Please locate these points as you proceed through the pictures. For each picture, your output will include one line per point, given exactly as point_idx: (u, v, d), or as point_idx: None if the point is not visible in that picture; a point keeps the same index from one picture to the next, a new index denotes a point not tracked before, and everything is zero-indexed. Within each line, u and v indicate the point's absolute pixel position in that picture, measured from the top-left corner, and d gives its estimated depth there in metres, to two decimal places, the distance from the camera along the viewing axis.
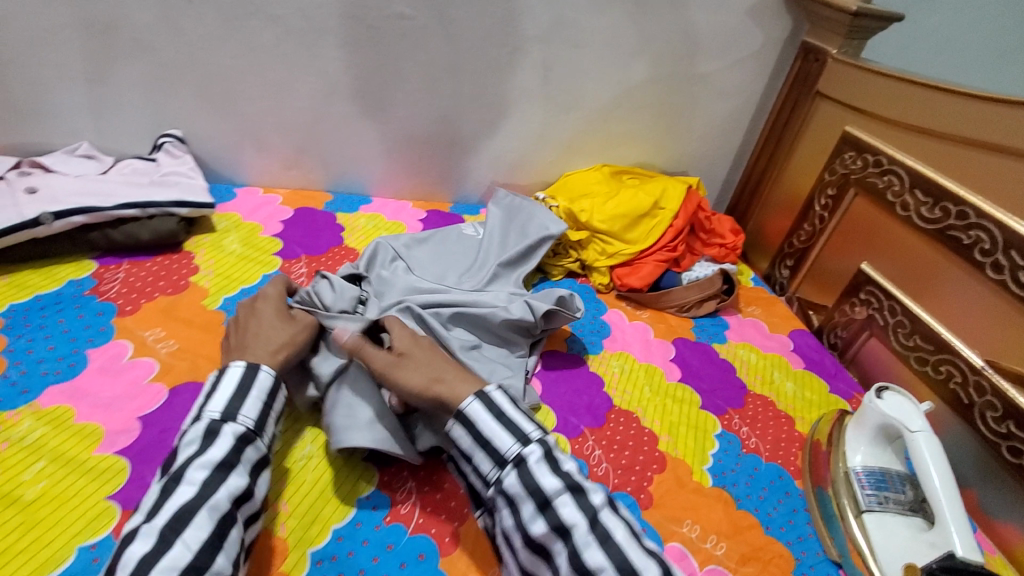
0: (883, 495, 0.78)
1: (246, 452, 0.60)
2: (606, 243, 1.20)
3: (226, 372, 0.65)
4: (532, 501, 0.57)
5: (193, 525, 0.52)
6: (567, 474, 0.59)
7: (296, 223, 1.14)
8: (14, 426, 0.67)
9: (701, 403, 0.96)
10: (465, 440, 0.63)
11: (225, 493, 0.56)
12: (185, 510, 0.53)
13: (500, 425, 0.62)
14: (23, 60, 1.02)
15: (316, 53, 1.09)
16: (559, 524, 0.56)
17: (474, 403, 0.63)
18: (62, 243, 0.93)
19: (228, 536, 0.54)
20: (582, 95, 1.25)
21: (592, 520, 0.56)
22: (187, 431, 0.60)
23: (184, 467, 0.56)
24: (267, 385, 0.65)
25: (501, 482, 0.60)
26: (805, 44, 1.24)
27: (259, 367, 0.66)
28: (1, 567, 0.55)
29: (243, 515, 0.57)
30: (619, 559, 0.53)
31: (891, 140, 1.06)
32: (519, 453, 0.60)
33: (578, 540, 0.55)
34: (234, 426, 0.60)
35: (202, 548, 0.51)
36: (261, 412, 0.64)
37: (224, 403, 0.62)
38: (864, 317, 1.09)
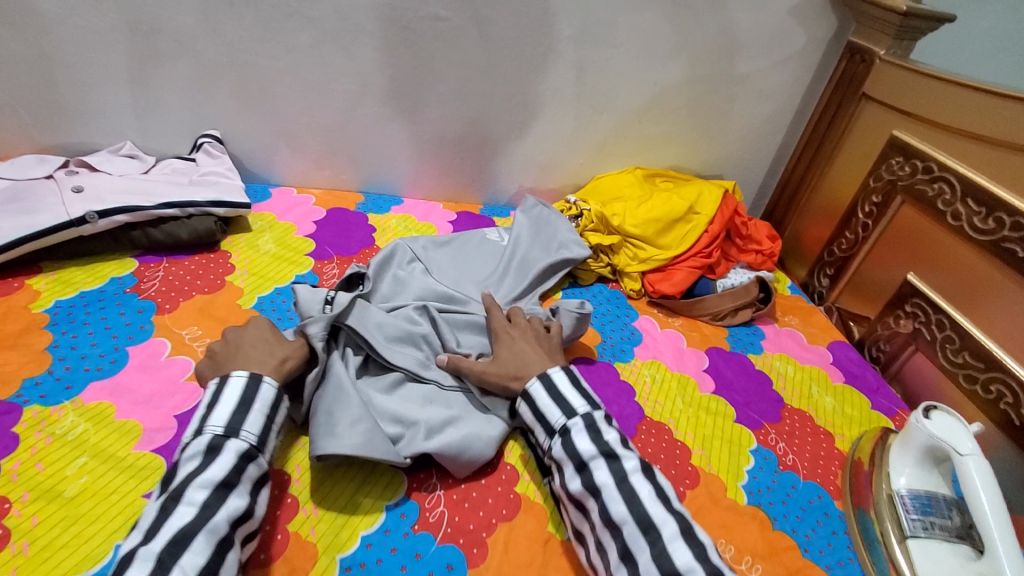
0: (928, 520, 0.74)
1: (247, 470, 0.61)
2: (638, 247, 1.17)
3: (228, 384, 0.65)
4: (572, 464, 0.65)
5: (191, 550, 0.53)
6: (604, 442, 0.66)
7: (329, 224, 1.15)
8: (57, 421, 0.69)
9: (736, 416, 0.93)
10: (526, 415, 0.73)
11: (224, 515, 0.56)
12: (184, 533, 0.53)
13: (552, 400, 0.71)
14: (71, 62, 1.05)
15: (351, 54, 1.10)
16: (592, 484, 0.63)
17: (535, 384, 0.72)
18: (105, 241, 0.95)
19: (226, 560, 0.54)
20: (617, 96, 1.23)
21: (621, 481, 0.62)
22: (188, 446, 0.61)
23: (183, 486, 0.56)
24: (269, 399, 0.66)
25: (551, 449, 0.69)
26: (851, 45, 1.20)
27: (262, 379, 0.67)
28: (44, 561, 0.56)
29: (240, 537, 0.58)
30: (640, 514, 0.59)
31: (942, 145, 1.00)
32: (564, 424, 0.68)
33: (606, 496, 0.61)
34: (236, 443, 0.61)
35: (198, 574, 0.52)
36: (263, 427, 0.65)
37: (226, 417, 0.63)
38: (909, 331, 1.04)
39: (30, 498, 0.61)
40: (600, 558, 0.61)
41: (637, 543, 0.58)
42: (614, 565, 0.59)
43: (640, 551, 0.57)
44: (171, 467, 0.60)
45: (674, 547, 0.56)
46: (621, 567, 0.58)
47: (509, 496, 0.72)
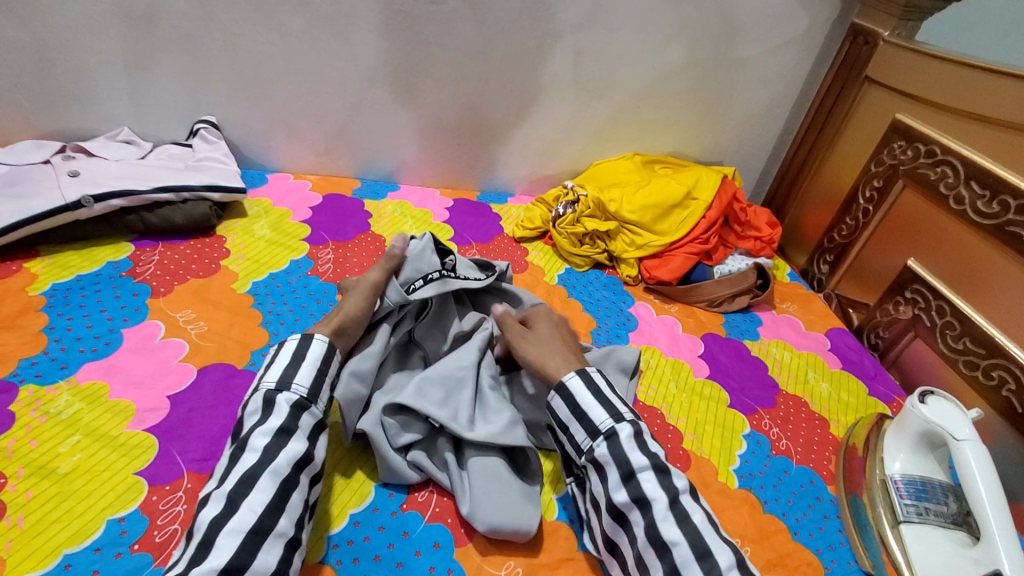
0: (922, 506, 0.73)
1: (303, 419, 0.63)
2: (635, 234, 1.16)
3: (282, 347, 0.68)
4: (618, 471, 0.63)
5: (256, 489, 0.56)
6: (654, 454, 0.63)
7: (325, 209, 1.15)
8: (52, 400, 0.70)
9: (730, 402, 0.92)
10: (562, 411, 0.69)
11: (284, 458, 0.58)
12: (250, 474, 0.56)
13: (597, 402, 0.68)
14: (67, 48, 1.05)
15: (347, 39, 1.09)
16: (640, 496, 0.61)
17: (574, 378, 0.70)
18: (101, 225, 0.96)
19: (290, 498, 0.57)
20: (615, 81, 1.22)
21: (673, 499, 0.60)
22: (247, 403, 0.63)
23: (247, 435, 0.59)
24: (319, 353, 0.68)
25: (593, 451, 0.66)
26: (854, 26, 1.17)
27: (313, 337, 0.70)
28: (37, 535, 0.57)
29: (307, 475, 0.60)
30: (694, 537, 0.57)
31: (946, 128, 0.98)
32: (611, 427, 0.65)
33: (657, 513, 0.59)
34: (288, 395, 0.63)
35: (264, 509, 0.55)
36: (315, 379, 0.67)
37: (278, 373, 0.65)
38: (908, 317, 1.03)
39: (25, 474, 0.62)
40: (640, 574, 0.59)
41: (689, 567, 0.56)
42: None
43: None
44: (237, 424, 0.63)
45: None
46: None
47: None
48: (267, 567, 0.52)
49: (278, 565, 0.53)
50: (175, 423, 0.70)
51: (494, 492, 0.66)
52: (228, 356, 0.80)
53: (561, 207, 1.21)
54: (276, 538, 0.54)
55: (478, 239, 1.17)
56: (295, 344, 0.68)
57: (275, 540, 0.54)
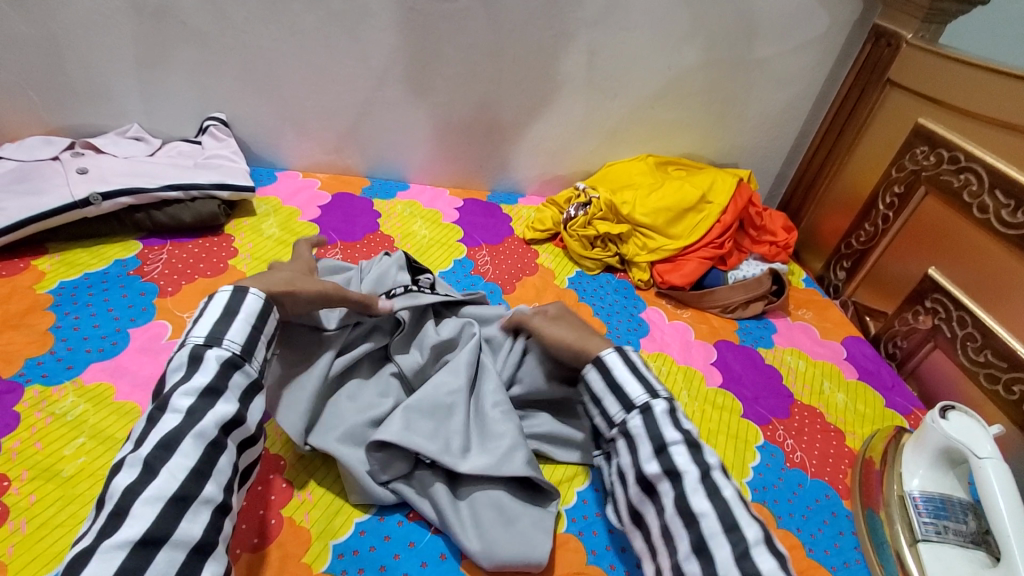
0: (942, 524, 0.71)
1: (234, 378, 0.59)
2: (647, 237, 1.14)
3: (212, 299, 0.63)
4: (651, 444, 0.61)
5: (179, 454, 0.52)
6: (687, 431, 0.62)
7: (334, 209, 1.14)
8: (58, 401, 0.70)
9: (743, 411, 0.91)
10: (597, 384, 0.69)
11: (212, 420, 0.55)
12: (172, 437, 0.53)
13: (632, 375, 0.67)
14: (78, 44, 1.04)
15: (358, 37, 1.08)
16: (671, 468, 0.59)
17: (612, 354, 0.69)
18: (110, 223, 0.95)
19: (216, 463, 0.54)
20: (629, 81, 1.19)
21: (705, 473, 0.58)
22: (173, 358, 0.59)
23: (169, 395, 0.56)
24: (255, 309, 0.63)
25: (626, 423, 0.65)
26: (877, 27, 1.14)
27: (247, 291, 0.64)
28: (40, 540, 0.57)
29: (234, 439, 0.57)
30: (724, 511, 0.55)
31: (969, 134, 0.96)
32: (646, 402, 0.64)
33: (687, 485, 0.57)
34: (218, 351, 0.59)
35: (187, 476, 0.52)
36: (249, 336, 0.62)
37: (207, 327, 0.61)
38: (928, 327, 1.01)
39: (29, 476, 0.62)
40: (665, 544, 0.58)
41: (716, 539, 0.54)
42: (685, 555, 0.55)
43: (719, 547, 0.53)
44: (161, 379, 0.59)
45: (757, 552, 0.52)
46: (693, 559, 0.55)
47: None
48: (192, 536, 0.49)
49: (205, 533, 0.51)
50: None
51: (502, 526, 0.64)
52: None
53: (572, 209, 1.19)
54: (202, 504, 0.51)
55: (488, 241, 1.16)
56: (226, 297, 0.62)
57: (202, 506, 0.51)
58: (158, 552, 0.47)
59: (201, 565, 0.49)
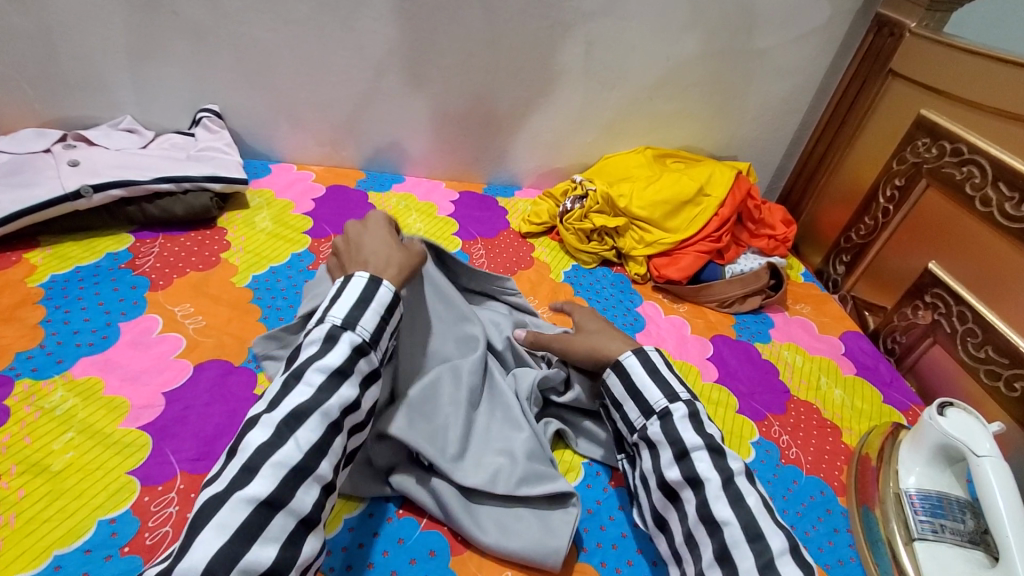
0: (937, 522, 0.70)
1: (359, 364, 0.58)
2: (644, 231, 1.13)
3: (349, 282, 0.62)
4: (671, 450, 0.61)
5: (306, 426, 0.53)
6: (709, 436, 0.61)
7: (328, 202, 1.13)
8: (47, 395, 0.69)
9: (739, 407, 0.90)
10: (617, 388, 0.68)
11: (337, 402, 0.55)
12: (301, 409, 0.53)
13: (651, 379, 0.65)
14: (69, 34, 1.03)
15: (353, 27, 1.06)
16: (693, 476, 0.58)
17: (631, 357, 0.68)
18: (102, 216, 0.95)
19: (333, 443, 0.54)
20: (628, 71, 1.18)
21: (727, 480, 0.57)
22: (310, 330, 0.60)
23: (304, 367, 0.56)
24: (386, 301, 0.62)
25: (645, 429, 0.64)
26: (879, 17, 1.12)
27: (382, 282, 0.63)
28: (29, 534, 0.57)
29: (350, 421, 0.57)
30: (748, 519, 0.55)
31: (975, 126, 0.94)
32: (665, 407, 0.63)
33: (710, 493, 0.57)
34: (351, 335, 0.58)
35: (310, 450, 0.52)
36: (379, 325, 0.61)
37: (345, 310, 0.60)
38: (928, 322, 0.99)
39: (18, 471, 0.62)
40: (689, 550, 0.58)
41: (740, 548, 0.54)
42: (708, 563, 0.55)
43: (743, 557, 0.53)
44: (294, 349, 0.60)
45: (782, 562, 0.52)
46: (716, 566, 0.55)
47: None
48: (305, 507, 0.50)
49: (314, 507, 0.51)
50: (169, 421, 0.69)
51: (512, 527, 0.64)
52: (226, 351, 0.79)
53: (568, 202, 1.18)
54: (317, 480, 0.52)
55: (483, 234, 1.15)
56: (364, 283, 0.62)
57: (315, 482, 0.52)
58: (274, 515, 0.48)
59: (304, 538, 0.50)
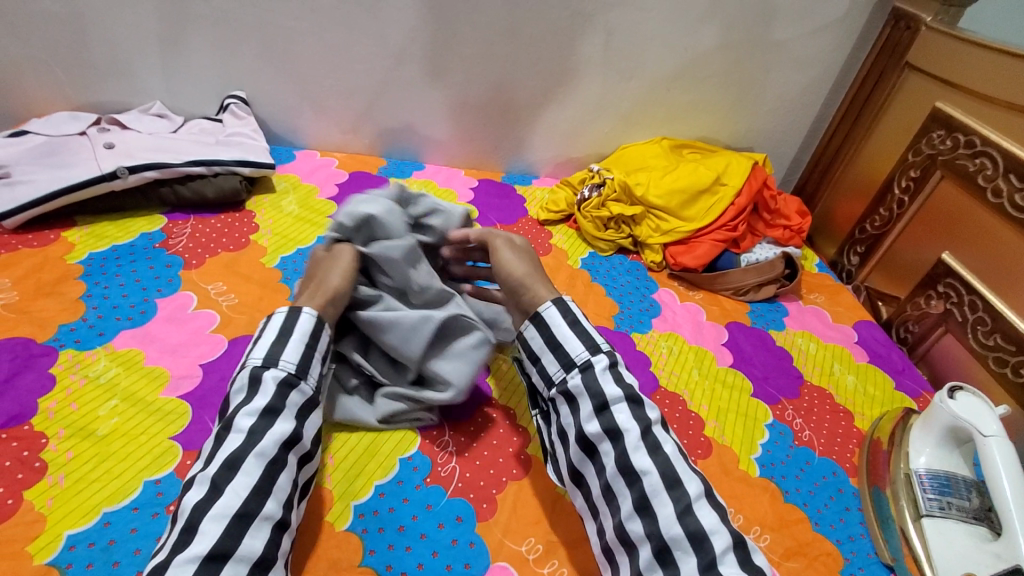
0: (945, 500, 0.72)
1: (290, 397, 0.60)
2: (661, 219, 1.15)
3: (269, 320, 0.65)
4: (592, 402, 0.62)
5: (242, 472, 0.54)
6: (628, 387, 0.63)
7: (351, 187, 1.16)
8: (91, 364, 0.72)
9: (753, 390, 0.92)
10: (536, 342, 0.68)
11: (271, 440, 0.56)
12: (235, 456, 0.55)
13: (571, 332, 0.66)
14: (104, 21, 1.06)
15: (376, 16, 1.09)
16: (612, 427, 0.60)
17: (551, 308, 0.68)
18: (136, 197, 0.98)
19: (277, 481, 0.56)
20: (646, 61, 1.19)
21: (645, 430, 0.60)
22: (235, 378, 0.61)
23: (232, 415, 0.57)
24: (308, 328, 0.65)
25: (565, 382, 0.65)
26: (896, 10, 1.13)
27: (301, 310, 0.66)
28: (79, 493, 0.60)
29: (295, 457, 0.58)
30: (665, 467, 0.57)
31: (988, 120, 0.95)
32: (587, 360, 0.64)
33: (628, 443, 0.59)
34: (275, 371, 0.61)
35: (250, 494, 0.53)
36: (304, 355, 0.64)
37: (265, 350, 0.62)
38: (940, 311, 1.01)
39: (66, 434, 0.65)
40: (606, 503, 0.59)
41: (659, 496, 0.56)
42: (628, 515, 0.57)
43: (662, 504, 0.56)
44: (224, 400, 0.61)
45: (699, 506, 0.56)
46: (636, 517, 0.56)
47: (519, 457, 0.73)
48: (255, 552, 0.51)
49: (265, 548, 0.52)
50: (207, 392, 0.72)
51: (450, 361, 0.73)
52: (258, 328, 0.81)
53: (586, 190, 1.20)
54: (264, 521, 0.53)
55: (502, 221, 1.17)
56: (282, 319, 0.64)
57: (263, 522, 0.53)
58: (223, 566, 0.49)
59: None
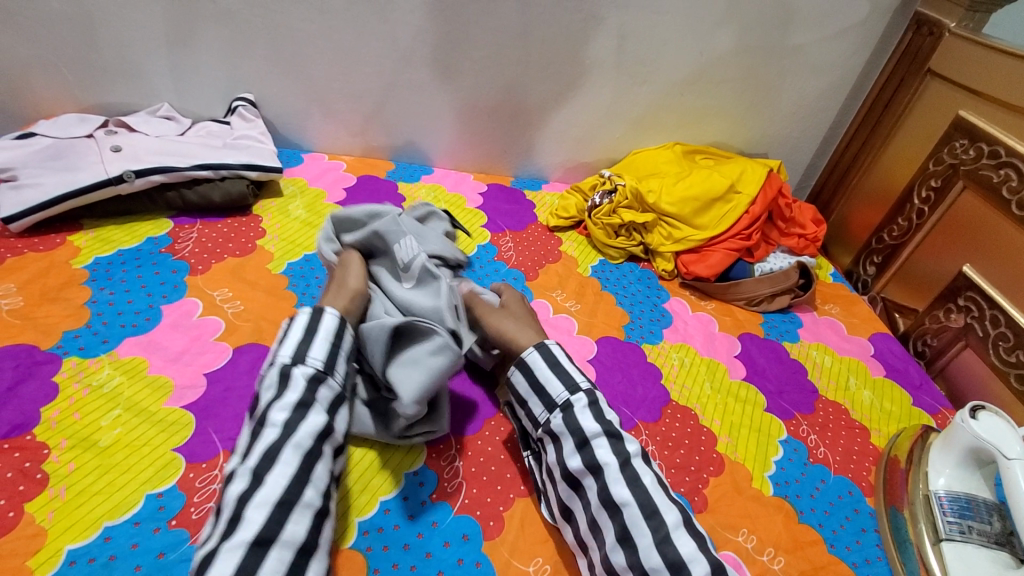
0: (966, 523, 0.69)
1: (320, 392, 0.60)
2: (673, 227, 1.13)
3: (294, 319, 0.65)
4: (573, 440, 0.63)
5: (281, 462, 0.54)
6: (608, 422, 0.64)
7: (359, 191, 1.14)
8: (95, 372, 0.72)
9: (767, 405, 0.90)
10: (522, 385, 0.69)
11: (306, 432, 0.56)
12: (273, 448, 0.54)
13: (551, 372, 0.68)
14: (112, 22, 1.05)
15: (387, 18, 1.07)
16: (593, 463, 0.61)
17: (532, 352, 0.70)
18: (142, 201, 0.97)
19: (314, 470, 0.55)
20: (660, 66, 1.17)
21: (624, 463, 0.60)
22: (263, 376, 0.61)
23: (265, 411, 0.57)
24: (332, 327, 0.65)
25: (549, 422, 0.66)
26: (919, 15, 1.11)
27: (324, 310, 0.66)
28: (80, 506, 0.59)
29: (330, 448, 0.59)
30: (644, 498, 0.58)
31: (1012, 129, 0.92)
32: (567, 399, 0.65)
33: (609, 476, 0.60)
34: (304, 368, 0.60)
35: (290, 483, 0.53)
36: (330, 352, 0.63)
37: (292, 347, 0.62)
38: (960, 325, 0.98)
39: (68, 445, 0.64)
40: (593, 537, 0.60)
41: (638, 527, 0.57)
42: (611, 547, 0.57)
43: (641, 535, 0.56)
44: (253, 398, 0.61)
45: (677, 536, 0.56)
46: (619, 549, 0.57)
47: (526, 473, 0.71)
48: (298, 538, 0.51)
49: (307, 535, 0.52)
50: (211, 402, 0.71)
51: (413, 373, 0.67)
52: (263, 336, 0.80)
53: (597, 197, 1.18)
54: (305, 508, 0.53)
55: (511, 227, 1.15)
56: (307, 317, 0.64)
57: (304, 510, 0.53)
58: (269, 552, 0.49)
59: (304, 566, 0.51)
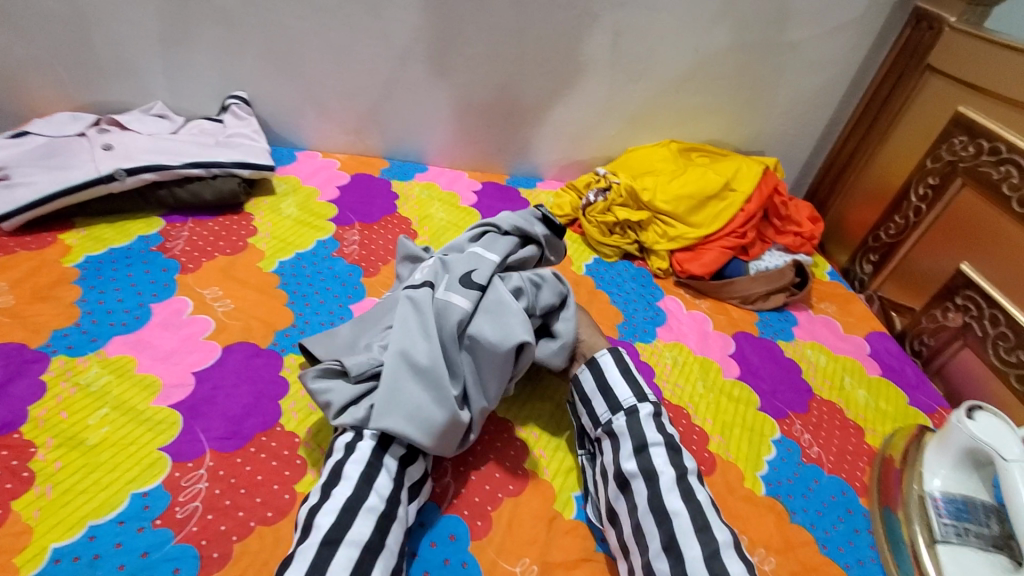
0: (962, 526, 0.69)
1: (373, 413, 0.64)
2: (668, 225, 1.12)
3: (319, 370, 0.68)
4: (632, 443, 0.65)
5: (345, 478, 0.57)
6: (669, 435, 0.66)
7: (352, 189, 1.14)
8: (82, 371, 0.71)
9: (760, 404, 0.89)
10: (588, 384, 0.73)
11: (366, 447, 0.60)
12: (335, 468, 0.59)
13: (621, 377, 0.71)
14: (104, 20, 1.05)
15: (381, 15, 1.07)
16: (649, 468, 0.63)
17: (605, 355, 0.74)
18: (133, 199, 0.97)
19: (377, 477, 0.58)
20: (656, 63, 1.16)
21: (681, 475, 0.62)
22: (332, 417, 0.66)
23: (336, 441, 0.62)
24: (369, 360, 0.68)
25: (611, 423, 0.68)
26: (918, 10, 1.10)
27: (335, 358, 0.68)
28: (65, 505, 0.59)
29: (393, 458, 0.61)
30: (696, 512, 0.59)
31: (1012, 125, 0.91)
32: (634, 405, 0.69)
33: (663, 484, 0.61)
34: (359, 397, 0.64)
35: (353, 493, 0.56)
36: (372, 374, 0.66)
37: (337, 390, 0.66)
38: (958, 325, 0.97)
39: (54, 444, 0.64)
40: (636, 542, 0.60)
41: (687, 537, 0.57)
42: (655, 553, 0.57)
43: (689, 545, 0.56)
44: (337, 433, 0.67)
45: (728, 555, 0.55)
46: (663, 557, 0.57)
47: (516, 473, 0.71)
48: (364, 536, 0.53)
49: (373, 534, 0.54)
50: (198, 401, 0.70)
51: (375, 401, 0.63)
52: (253, 335, 0.80)
53: (591, 195, 1.18)
54: (370, 511, 0.55)
55: None
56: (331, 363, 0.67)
57: (368, 513, 0.55)
58: (340, 547, 0.51)
59: (373, 563, 0.52)
